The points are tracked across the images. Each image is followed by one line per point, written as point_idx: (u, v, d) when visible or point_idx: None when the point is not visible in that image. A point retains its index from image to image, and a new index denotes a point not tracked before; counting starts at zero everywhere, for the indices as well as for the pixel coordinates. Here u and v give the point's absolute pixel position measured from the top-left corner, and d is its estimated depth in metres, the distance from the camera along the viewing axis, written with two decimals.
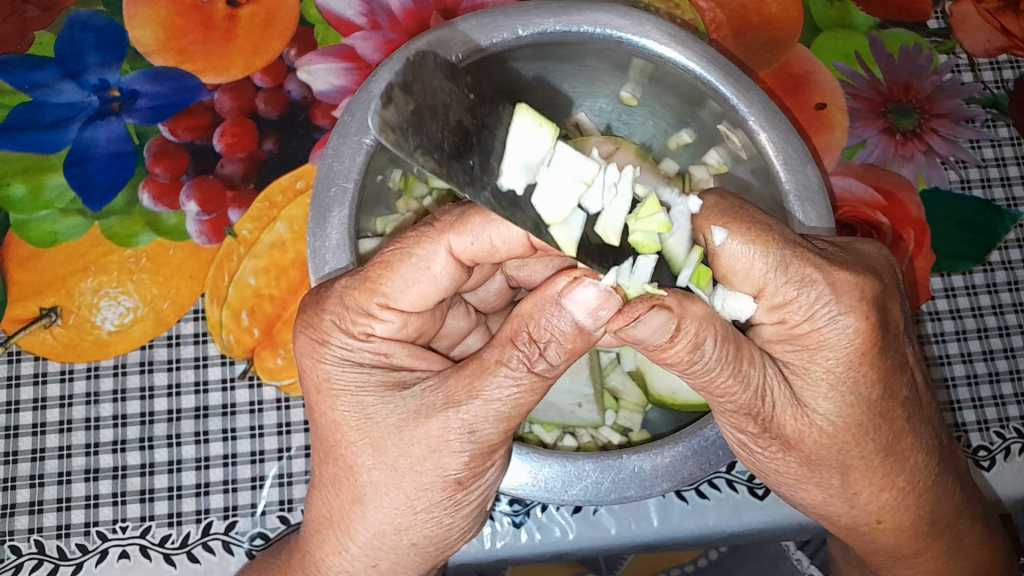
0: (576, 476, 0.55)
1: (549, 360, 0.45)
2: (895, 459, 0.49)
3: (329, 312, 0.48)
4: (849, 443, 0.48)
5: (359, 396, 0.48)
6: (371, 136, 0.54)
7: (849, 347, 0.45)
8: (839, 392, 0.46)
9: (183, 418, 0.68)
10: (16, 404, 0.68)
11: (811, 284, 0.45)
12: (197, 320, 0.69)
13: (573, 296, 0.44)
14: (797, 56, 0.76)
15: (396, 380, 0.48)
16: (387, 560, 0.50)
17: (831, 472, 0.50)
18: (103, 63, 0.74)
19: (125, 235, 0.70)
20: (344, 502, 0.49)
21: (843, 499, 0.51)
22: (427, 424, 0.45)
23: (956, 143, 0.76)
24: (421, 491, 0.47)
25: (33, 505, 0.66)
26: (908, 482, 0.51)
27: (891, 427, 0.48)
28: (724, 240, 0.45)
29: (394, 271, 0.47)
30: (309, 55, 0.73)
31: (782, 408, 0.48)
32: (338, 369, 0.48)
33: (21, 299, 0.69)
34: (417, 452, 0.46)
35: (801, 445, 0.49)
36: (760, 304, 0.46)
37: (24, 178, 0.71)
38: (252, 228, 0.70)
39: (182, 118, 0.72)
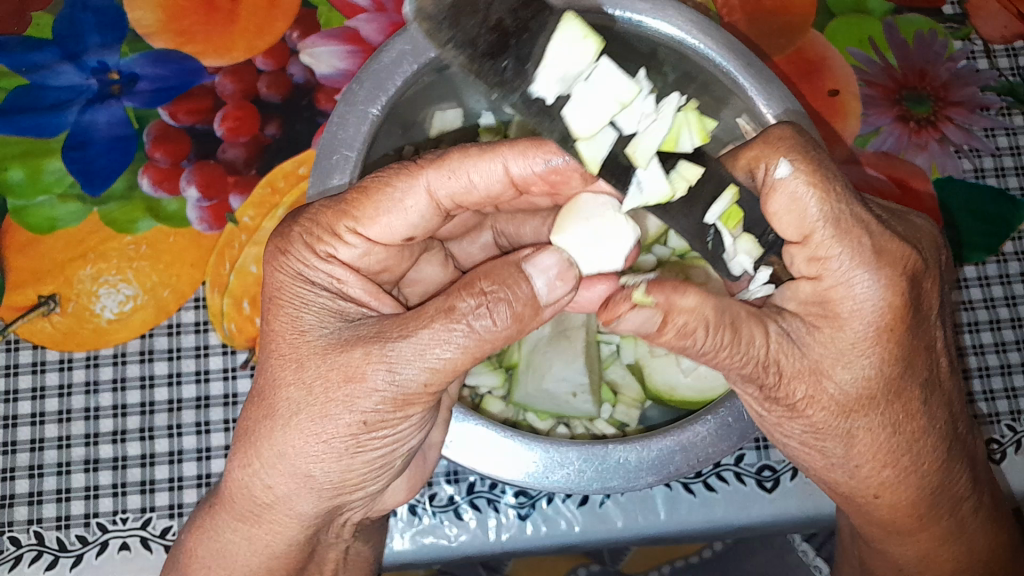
0: (558, 463, 0.54)
1: (494, 319, 0.42)
2: (903, 437, 0.48)
3: (283, 256, 0.47)
4: (858, 412, 0.46)
5: (301, 325, 0.46)
6: (378, 106, 0.52)
7: (876, 320, 0.44)
8: (860, 361, 0.45)
9: (184, 407, 0.67)
10: (14, 394, 0.67)
11: (854, 245, 0.44)
12: (198, 308, 0.68)
13: (534, 261, 0.44)
14: (811, 40, 0.75)
15: (340, 309, 0.46)
16: (283, 485, 0.46)
17: (836, 441, 0.48)
18: (102, 45, 0.72)
19: (125, 221, 0.69)
20: (256, 415, 0.46)
21: (842, 467, 0.49)
22: (362, 377, 0.43)
23: (971, 132, 0.75)
24: (326, 417, 0.44)
25: (32, 496, 0.65)
26: (913, 461, 0.49)
27: (902, 406, 0.47)
28: (786, 173, 0.43)
29: (368, 198, 0.47)
30: (312, 37, 0.72)
31: (795, 371, 0.46)
32: (291, 282, 0.47)
33: (18, 286, 0.68)
34: (350, 410, 0.44)
35: (807, 412, 0.47)
36: (802, 253, 0.45)
37: (22, 162, 0.70)
38: (254, 215, 0.69)
39: (183, 102, 0.71)
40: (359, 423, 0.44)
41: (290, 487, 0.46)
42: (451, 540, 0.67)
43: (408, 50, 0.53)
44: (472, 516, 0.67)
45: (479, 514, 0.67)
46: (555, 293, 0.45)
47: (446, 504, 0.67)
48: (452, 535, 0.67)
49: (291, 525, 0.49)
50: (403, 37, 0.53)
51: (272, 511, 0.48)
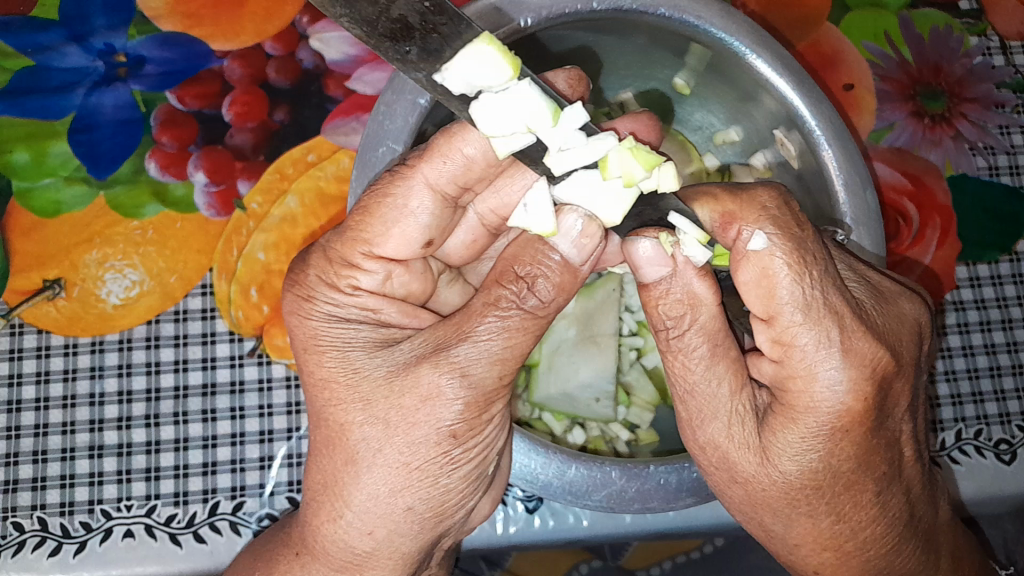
0: (601, 483, 0.53)
1: (540, 296, 0.44)
2: (848, 525, 0.46)
3: (308, 302, 0.48)
4: (804, 497, 0.45)
5: (343, 343, 0.47)
6: (427, 97, 0.51)
7: (832, 420, 0.42)
8: (808, 454, 0.44)
9: (190, 395, 0.66)
10: (18, 377, 0.66)
11: (826, 332, 0.41)
12: (205, 295, 0.67)
13: (555, 228, 0.44)
14: (826, 34, 0.74)
15: (384, 336, 0.47)
16: (384, 529, 0.46)
17: (774, 518, 0.47)
18: (109, 26, 0.71)
19: (131, 205, 0.68)
20: (335, 465, 0.46)
21: (781, 541, 0.48)
22: (438, 392, 0.43)
23: (985, 129, 0.74)
24: (412, 445, 0.44)
25: (36, 481, 0.65)
26: (857, 548, 0.47)
27: (851, 497, 0.45)
28: (760, 247, 0.42)
29: (374, 216, 0.47)
30: (322, 23, 0.71)
31: (738, 446, 0.45)
32: (322, 326, 0.47)
33: (23, 270, 0.67)
34: (433, 429, 0.44)
35: (750, 486, 0.46)
36: (766, 332, 0.43)
37: (27, 144, 0.69)
38: (262, 202, 0.68)
39: (190, 85, 0.70)
40: (449, 437, 0.44)
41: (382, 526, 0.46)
42: None
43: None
44: None
45: None
46: (587, 250, 0.44)
47: None
48: None
49: (392, 569, 0.48)
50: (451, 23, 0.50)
51: (373, 559, 0.47)
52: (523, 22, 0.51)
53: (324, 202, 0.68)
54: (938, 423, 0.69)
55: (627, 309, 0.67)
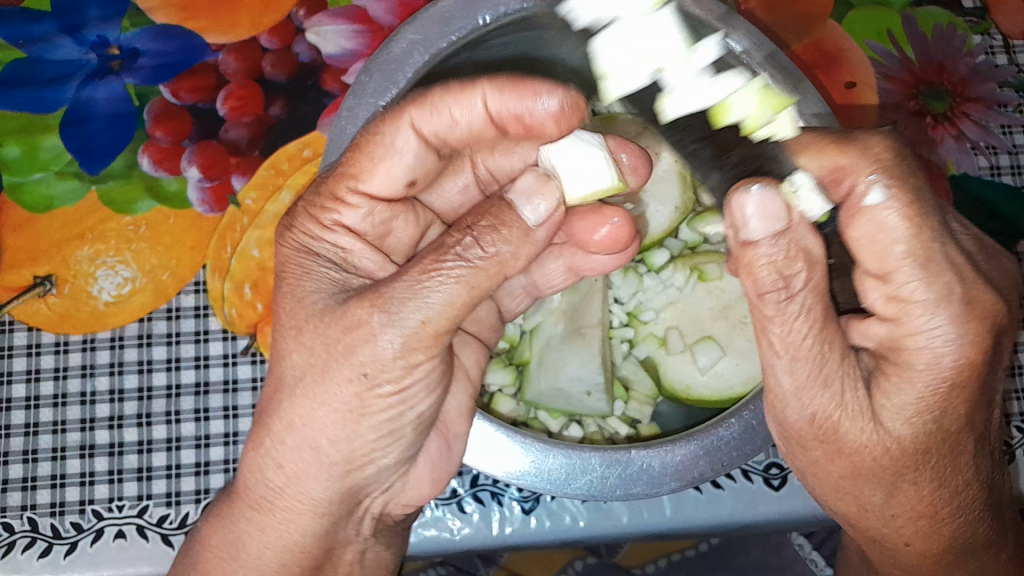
0: (581, 469, 0.53)
1: (483, 248, 0.42)
2: (946, 491, 0.45)
3: (288, 230, 0.49)
4: (910, 465, 0.43)
5: (307, 270, 0.47)
6: (387, 98, 0.50)
7: (945, 381, 0.41)
8: (920, 416, 0.42)
9: (183, 394, 0.66)
10: (9, 375, 0.66)
11: (945, 290, 0.40)
12: (198, 292, 0.67)
13: (516, 187, 0.44)
14: (829, 32, 0.73)
15: (341, 278, 0.47)
16: (294, 463, 0.46)
17: (875, 488, 0.45)
18: (102, 18, 0.70)
19: (123, 201, 0.67)
20: (268, 392, 0.46)
21: (879, 514, 0.46)
22: (363, 325, 0.43)
23: (988, 129, 0.74)
24: (330, 380, 0.44)
25: (26, 482, 0.64)
26: (950, 513, 0.46)
27: (953, 459, 0.44)
28: (879, 201, 0.41)
29: (363, 153, 0.48)
30: (319, 16, 0.70)
31: (850, 414, 0.43)
32: (295, 254, 0.48)
33: (13, 266, 0.66)
34: (351, 362, 0.43)
35: (856, 457, 0.44)
36: (879, 290, 0.42)
37: (19, 138, 0.68)
38: (257, 198, 0.67)
39: (184, 79, 0.69)
40: (360, 378, 0.43)
41: (303, 467, 0.46)
42: (453, 534, 0.66)
43: (418, 40, 0.49)
44: (475, 510, 0.66)
45: (483, 508, 0.66)
46: (542, 214, 0.44)
47: (449, 497, 0.66)
48: (455, 528, 0.66)
49: (303, 513, 0.47)
50: (413, 27, 0.49)
51: (283, 498, 0.47)
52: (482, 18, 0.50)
53: None
54: None
55: (617, 301, 0.67)
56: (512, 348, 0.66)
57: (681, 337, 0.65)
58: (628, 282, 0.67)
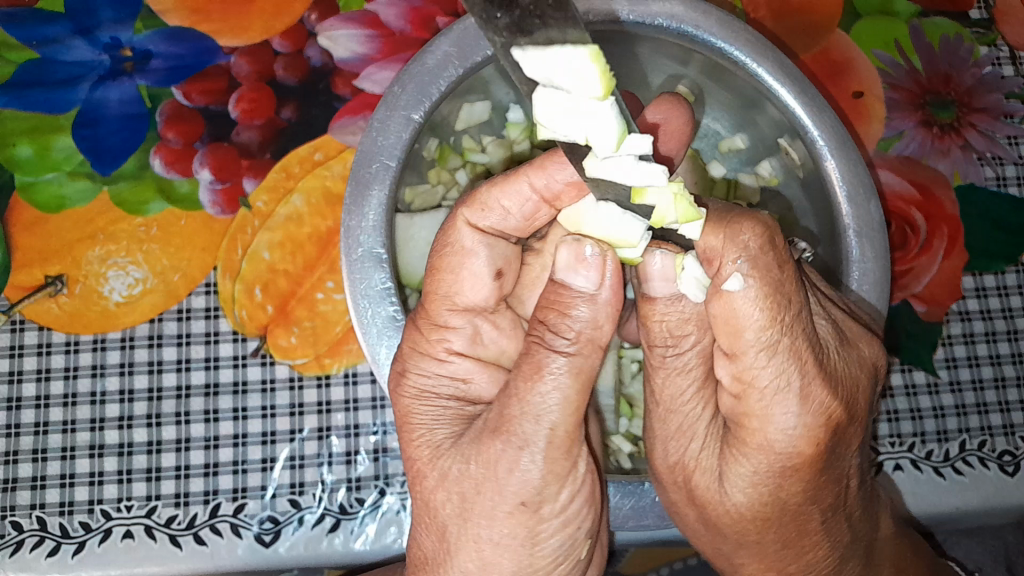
0: (629, 516, 0.52)
1: (567, 336, 0.43)
2: (794, 548, 0.47)
3: (401, 376, 0.48)
4: (753, 529, 0.46)
5: (433, 422, 0.47)
6: (420, 111, 0.51)
7: (785, 461, 0.42)
8: (756, 488, 0.44)
9: (192, 395, 0.66)
10: (19, 375, 0.66)
11: (783, 375, 0.40)
12: (208, 294, 0.67)
13: (561, 267, 0.44)
14: (837, 41, 0.74)
15: (468, 413, 0.47)
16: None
17: (726, 538, 0.48)
18: (116, 19, 0.70)
19: (135, 202, 0.68)
20: (431, 541, 0.45)
21: (729, 556, 0.51)
22: (501, 463, 0.43)
23: (994, 139, 0.74)
24: (491, 518, 0.43)
25: (36, 480, 0.64)
26: (802, 567, 0.49)
27: (795, 526, 0.46)
28: (735, 289, 0.40)
29: (442, 269, 0.48)
30: (331, 20, 0.70)
31: (703, 468, 0.47)
32: (413, 402, 0.47)
33: (25, 266, 0.67)
34: (502, 497, 0.43)
35: (708, 508, 0.47)
36: (728, 367, 0.43)
37: (30, 138, 0.68)
38: (268, 201, 0.68)
39: (196, 81, 0.69)
40: (519, 505, 0.43)
41: None
42: None
43: (452, 53, 0.51)
44: None
45: None
46: (596, 278, 0.43)
47: None
48: None
49: None
50: (447, 39, 0.51)
51: None
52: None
53: (331, 203, 0.68)
54: (941, 433, 0.69)
55: None
56: None
57: None
58: None
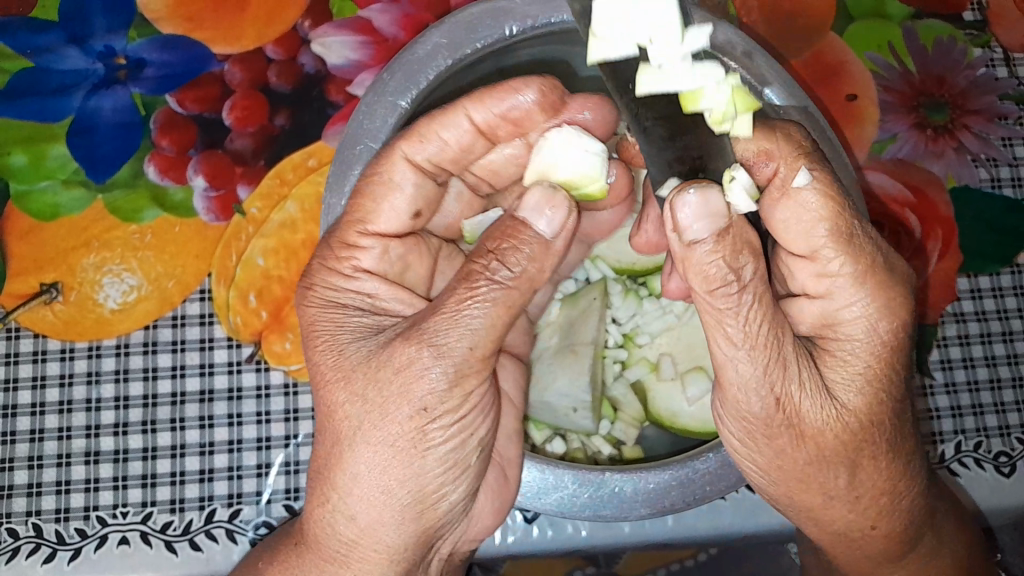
0: (553, 484, 0.55)
1: (510, 268, 0.45)
2: (900, 460, 0.49)
3: (309, 289, 0.50)
4: (865, 443, 0.47)
5: (340, 321, 0.48)
6: (407, 98, 0.52)
7: (874, 337, 0.46)
8: (857, 381, 0.46)
9: (187, 401, 0.66)
10: (15, 382, 0.66)
11: (856, 254, 0.45)
12: (203, 301, 0.67)
13: (526, 207, 0.46)
14: (829, 44, 0.74)
15: (374, 323, 0.48)
16: (366, 515, 0.46)
17: (838, 473, 0.48)
18: (110, 28, 0.70)
19: (129, 209, 0.68)
20: (325, 447, 0.47)
21: (834, 503, 0.49)
22: (410, 364, 0.44)
23: (988, 141, 0.74)
24: (385, 419, 0.44)
25: (31, 488, 0.64)
26: (900, 489, 0.50)
27: (895, 427, 0.48)
28: (805, 183, 0.45)
29: (367, 197, 0.51)
30: (324, 27, 0.70)
31: (805, 394, 0.45)
32: (320, 311, 0.49)
33: (21, 273, 0.67)
34: (406, 400, 0.44)
35: (815, 439, 0.46)
36: (809, 268, 0.46)
37: (26, 147, 0.69)
38: (261, 207, 0.68)
39: (190, 89, 0.69)
40: (419, 412, 0.44)
41: (371, 517, 0.46)
42: None
43: (443, 44, 0.52)
44: None
45: None
46: (557, 223, 0.46)
47: None
48: None
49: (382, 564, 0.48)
50: (440, 30, 0.52)
51: (358, 550, 0.47)
52: (510, 29, 0.53)
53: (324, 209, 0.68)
54: (937, 435, 0.69)
55: (613, 321, 0.66)
56: None
57: (674, 364, 0.65)
58: (628, 304, 0.66)
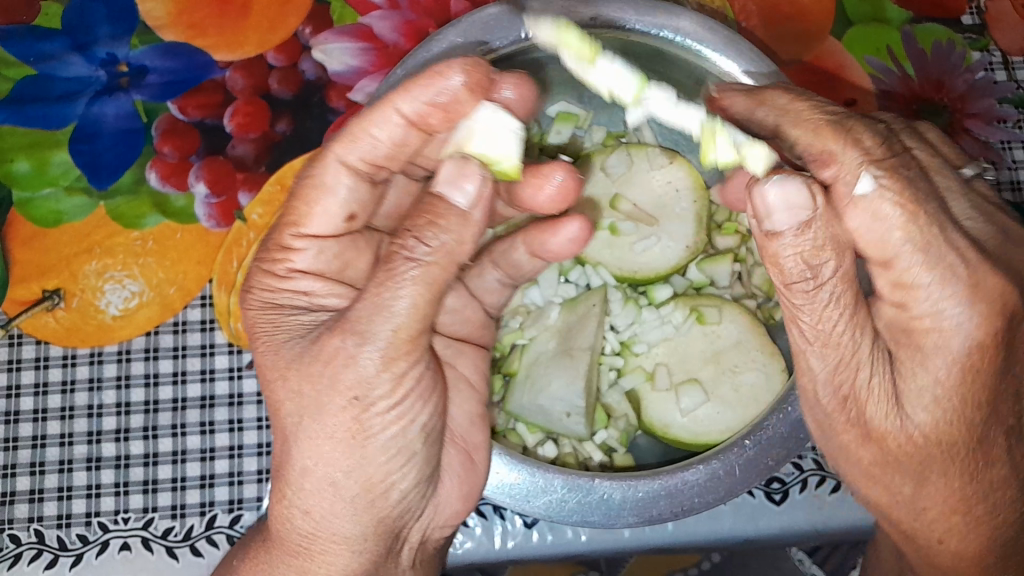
0: (542, 489, 0.56)
1: (428, 243, 0.44)
2: (979, 481, 0.45)
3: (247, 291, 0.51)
4: (943, 456, 0.44)
5: (280, 320, 0.48)
6: None
7: (965, 362, 0.41)
8: (943, 403, 0.42)
9: (189, 407, 0.66)
10: (17, 389, 0.66)
11: (943, 269, 0.40)
12: (204, 307, 0.67)
13: (444, 180, 0.45)
14: (828, 49, 0.74)
15: (307, 319, 0.48)
16: (319, 507, 0.47)
17: (904, 479, 0.46)
18: (113, 35, 0.71)
19: (131, 216, 0.68)
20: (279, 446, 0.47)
21: (906, 505, 0.47)
22: (342, 354, 0.44)
23: (988, 144, 0.74)
24: (323, 414, 0.45)
25: (33, 494, 0.64)
26: (984, 509, 0.46)
27: (984, 450, 0.44)
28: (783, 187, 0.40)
29: (301, 197, 0.51)
30: (325, 33, 0.70)
31: (874, 397, 0.44)
32: (258, 310, 0.49)
33: (23, 280, 0.67)
34: (338, 389, 0.44)
35: (883, 441, 0.45)
36: (884, 277, 0.42)
37: (28, 154, 0.69)
38: (263, 213, 0.68)
39: (192, 96, 0.70)
40: (353, 401, 0.44)
41: (325, 508, 0.47)
42: (456, 548, 0.67)
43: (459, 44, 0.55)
44: (478, 523, 0.67)
45: (485, 521, 0.67)
46: (473, 195, 0.45)
47: None
48: (457, 542, 0.67)
49: (342, 555, 0.48)
50: (456, 30, 0.55)
51: (317, 543, 0.48)
52: (523, 32, 0.55)
53: None
54: None
55: (611, 328, 0.66)
56: (500, 356, 0.66)
57: (669, 375, 0.65)
58: (627, 312, 0.66)
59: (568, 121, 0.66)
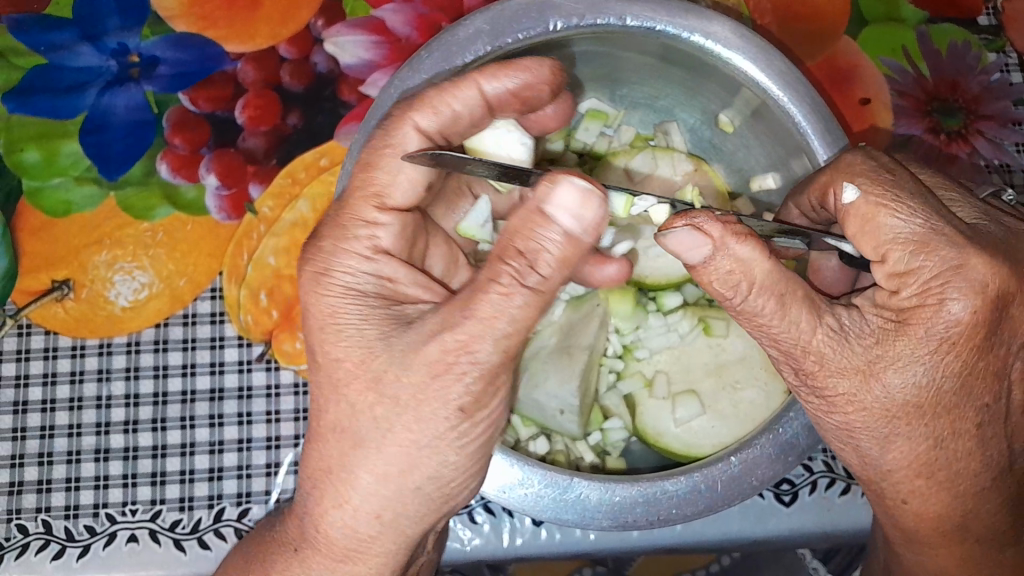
0: (520, 483, 0.54)
1: (542, 272, 0.43)
2: (948, 445, 0.44)
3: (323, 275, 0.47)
4: (911, 414, 0.43)
5: (369, 315, 0.46)
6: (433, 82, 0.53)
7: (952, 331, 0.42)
8: (913, 367, 0.42)
9: (198, 400, 0.66)
10: (25, 379, 0.66)
11: (930, 250, 0.42)
12: (214, 299, 0.67)
13: (555, 200, 0.43)
14: (843, 48, 0.74)
15: (396, 313, 0.47)
16: (392, 511, 0.46)
17: (870, 438, 0.44)
18: (123, 26, 0.70)
19: (141, 207, 0.68)
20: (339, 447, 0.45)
21: (872, 465, 0.45)
22: (451, 366, 0.43)
23: (1001, 146, 0.73)
24: (422, 421, 0.44)
25: (40, 484, 0.64)
26: (949, 475, 0.45)
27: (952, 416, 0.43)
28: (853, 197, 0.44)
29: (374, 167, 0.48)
30: (337, 26, 0.70)
31: (834, 356, 0.43)
32: (323, 299, 0.46)
33: (33, 270, 0.67)
34: (443, 403, 0.44)
35: (843, 406, 0.44)
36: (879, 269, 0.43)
37: (38, 144, 0.69)
38: (274, 206, 0.68)
39: (203, 88, 0.69)
40: (458, 411, 0.44)
41: (377, 508, 0.45)
42: (464, 544, 0.66)
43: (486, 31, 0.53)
44: (486, 520, 0.67)
45: (493, 519, 0.67)
46: (588, 220, 0.43)
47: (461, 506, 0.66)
48: (465, 538, 0.66)
49: (396, 551, 0.47)
50: (482, 17, 0.53)
51: (375, 545, 0.47)
52: (551, 24, 0.53)
53: None
54: None
55: (615, 330, 0.66)
56: None
57: (668, 383, 0.65)
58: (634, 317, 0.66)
59: (598, 118, 0.66)
